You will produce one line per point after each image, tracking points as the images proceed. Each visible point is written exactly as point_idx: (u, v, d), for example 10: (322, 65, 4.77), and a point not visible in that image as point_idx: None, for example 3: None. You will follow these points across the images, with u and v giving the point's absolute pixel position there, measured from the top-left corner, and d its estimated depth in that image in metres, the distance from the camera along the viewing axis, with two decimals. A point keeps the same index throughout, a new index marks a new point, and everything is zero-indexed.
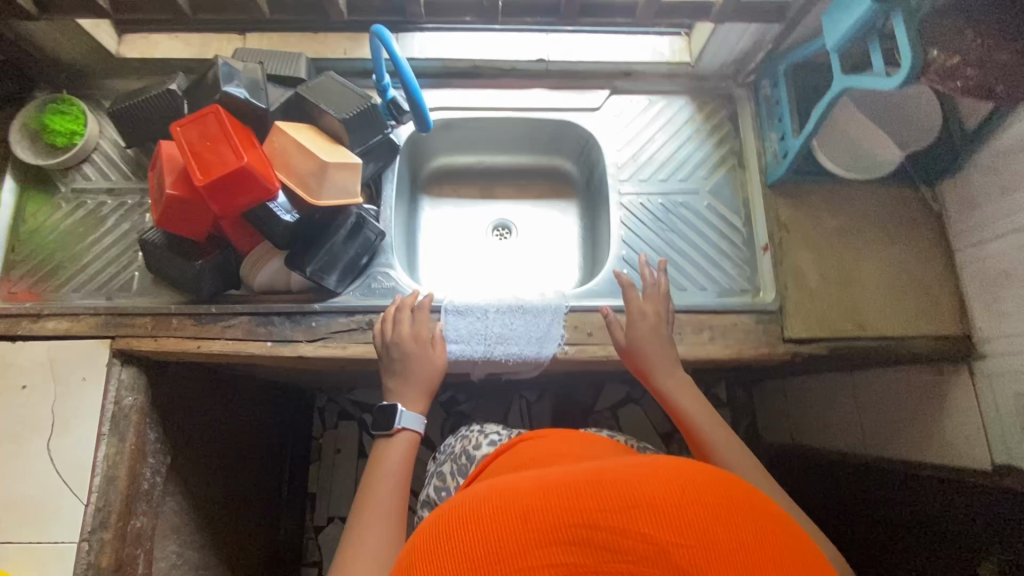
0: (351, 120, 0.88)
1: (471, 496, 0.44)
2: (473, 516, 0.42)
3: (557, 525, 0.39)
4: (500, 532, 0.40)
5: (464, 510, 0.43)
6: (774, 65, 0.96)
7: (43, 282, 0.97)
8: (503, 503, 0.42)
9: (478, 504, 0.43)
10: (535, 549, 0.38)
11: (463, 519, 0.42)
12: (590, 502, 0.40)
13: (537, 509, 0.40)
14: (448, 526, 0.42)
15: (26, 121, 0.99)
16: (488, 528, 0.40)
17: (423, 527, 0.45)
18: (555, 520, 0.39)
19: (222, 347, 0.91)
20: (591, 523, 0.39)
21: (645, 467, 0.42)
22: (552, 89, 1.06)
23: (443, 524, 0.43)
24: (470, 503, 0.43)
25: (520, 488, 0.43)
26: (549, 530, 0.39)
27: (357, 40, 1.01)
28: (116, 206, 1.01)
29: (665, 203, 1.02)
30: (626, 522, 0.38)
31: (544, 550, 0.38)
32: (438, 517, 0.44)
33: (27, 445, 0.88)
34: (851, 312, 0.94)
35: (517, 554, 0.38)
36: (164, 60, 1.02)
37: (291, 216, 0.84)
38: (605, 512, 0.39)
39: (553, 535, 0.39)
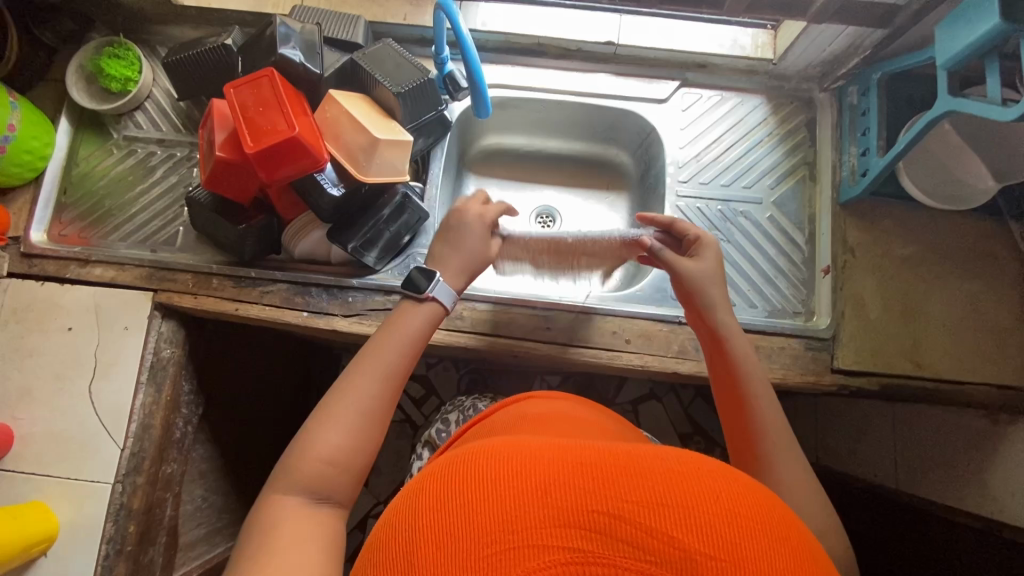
0: (406, 94, 0.85)
1: (488, 455, 0.40)
2: (483, 479, 0.37)
3: (577, 507, 0.34)
4: (516, 500, 0.35)
5: (479, 470, 0.38)
6: (867, 73, 0.88)
7: (91, 227, 0.98)
8: (521, 469, 0.37)
9: (495, 466, 0.38)
10: (550, 528, 0.34)
11: (476, 480, 0.38)
12: (618, 489, 0.35)
13: (558, 486, 0.36)
14: (459, 482, 0.38)
15: (84, 63, 0.99)
16: (503, 493, 0.36)
17: (430, 476, 0.42)
18: (576, 501, 0.35)
19: (259, 312, 0.91)
20: (617, 512, 0.34)
21: (680, 464, 0.38)
22: (617, 76, 0.99)
23: (454, 479, 0.39)
24: (486, 463, 0.39)
25: (543, 455, 0.39)
26: (568, 511, 0.34)
27: (418, 6, 0.96)
28: (166, 158, 1.01)
29: (724, 209, 0.96)
30: (655, 520, 0.34)
31: (561, 532, 0.34)
32: (447, 470, 0.41)
33: (71, 385, 0.91)
34: (909, 349, 0.88)
35: (530, 527, 0.34)
36: (222, 11, 0.99)
37: (338, 191, 0.82)
38: (633, 503, 0.34)
39: (572, 518, 0.34)
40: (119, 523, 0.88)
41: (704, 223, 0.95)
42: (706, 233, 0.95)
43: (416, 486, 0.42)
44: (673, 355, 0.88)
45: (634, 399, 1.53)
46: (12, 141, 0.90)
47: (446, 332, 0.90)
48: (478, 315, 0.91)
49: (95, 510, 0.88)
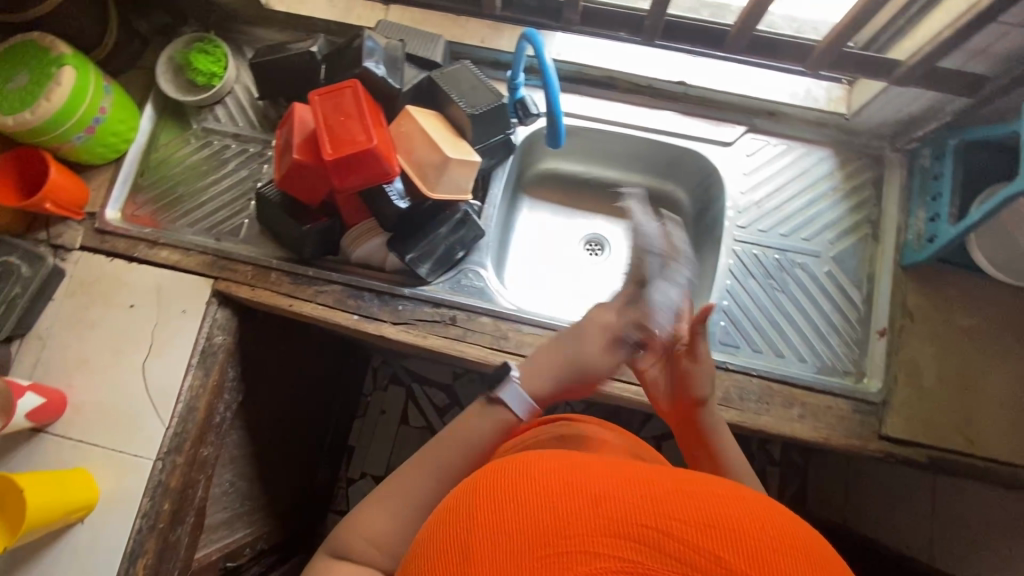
0: (480, 116, 0.87)
1: (537, 462, 0.42)
2: (536, 483, 0.40)
3: (627, 520, 0.37)
4: (566, 505, 0.38)
5: (530, 474, 0.41)
6: (945, 137, 0.86)
7: (161, 210, 1.03)
8: (571, 479, 0.40)
9: (547, 471, 0.41)
10: (599, 537, 0.36)
11: (526, 483, 0.40)
12: (665, 507, 0.37)
13: (609, 498, 0.38)
14: (510, 482, 0.41)
15: (174, 55, 1.05)
16: (553, 497, 0.38)
17: (479, 476, 0.44)
18: (626, 514, 0.37)
19: (311, 310, 0.93)
20: (666, 529, 0.36)
21: (725, 491, 0.40)
22: (685, 115, 1.00)
23: (504, 479, 0.42)
24: (537, 469, 0.41)
25: (593, 470, 0.41)
26: (619, 523, 0.37)
27: (497, 30, 0.99)
28: (239, 152, 1.05)
29: (781, 259, 0.95)
30: (703, 540, 0.35)
31: (611, 542, 0.36)
32: (496, 470, 0.43)
33: (125, 360, 0.95)
34: (961, 424, 0.85)
35: (581, 534, 0.36)
36: (308, 18, 1.04)
37: (404, 204, 0.85)
38: (682, 522, 0.36)
39: (621, 530, 0.36)
40: (155, 499, 0.91)
41: (759, 270, 0.94)
42: (760, 280, 0.94)
43: (465, 485, 0.45)
44: (717, 402, 0.87)
45: (659, 435, 1.51)
46: (101, 122, 0.95)
47: (490, 351, 0.91)
48: (523, 338, 0.91)
49: (135, 483, 0.91)
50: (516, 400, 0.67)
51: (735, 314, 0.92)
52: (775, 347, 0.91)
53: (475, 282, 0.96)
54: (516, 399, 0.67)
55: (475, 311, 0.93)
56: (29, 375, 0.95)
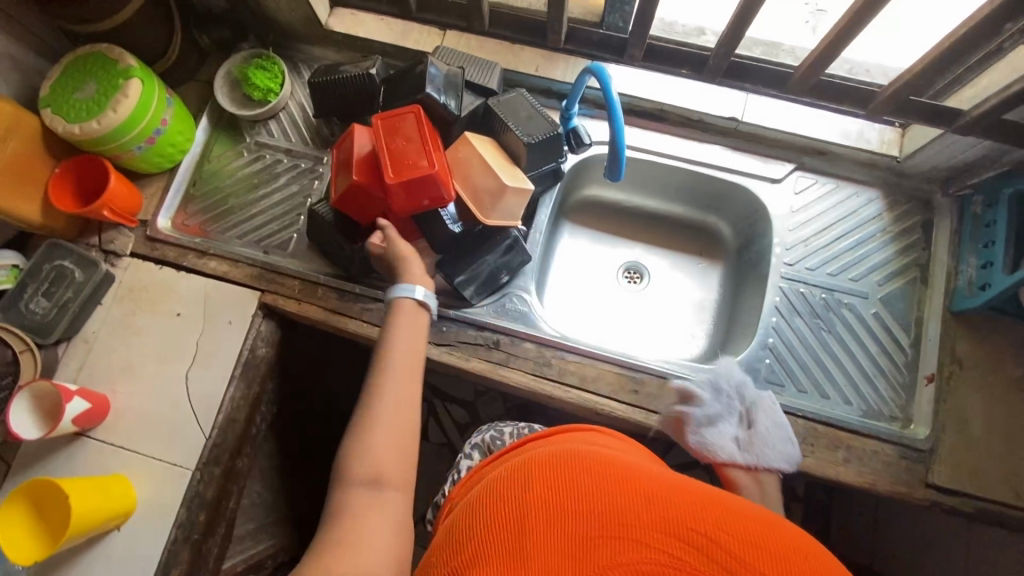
0: (535, 145, 0.88)
1: (598, 464, 0.49)
2: (596, 480, 0.46)
3: (677, 523, 0.42)
4: (625, 504, 0.43)
5: (594, 475, 0.47)
6: (1000, 186, 0.86)
7: (211, 221, 1.04)
8: (627, 482, 0.46)
9: (609, 475, 0.47)
10: (651, 532, 0.41)
11: (589, 478, 0.46)
12: (714, 523, 0.42)
13: (661, 503, 0.44)
14: (574, 475, 0.47)
15: (232, 69, 1.07)
16: (614, 495, 0.44)
17: (543, 461, 0.50)
18: (675, 518, 0.42)
19: (356, 327, 0.94)
20: (711, 536, 0.41)
21: (764, 518, 0.45)
22: (734, 150, 1.00)
23: (567, 469, 0.48)
24: (596, 470, 0.48)
25: (650, 482, 0.47)
26: (668, 524, 0.42)
27: (552, 59, 1.00)
28: (290, 167, 1.07)
29: (828, 298, 0.94)
30: (743, 550, 0.40)
31: (661, 538, 0.41)
32: (560, 462, 0.49)
33: (170, 368, 0.96)
34: (1010, 476, 0.84)
35: (635, 524, 0.42)
36: (366, 39, 1.05)
37: (457, 227, 0.87)
38: (726, 535, 0.41)
39: (671, 529, 0.42)
40: (192, 510, 0.91)
41: (805, 309, 0.94)
42: (806, 319, 0.94)
43: (529, 467, 0.51)
44: None
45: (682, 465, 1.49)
46: (161, 133, 0.97)
47: (533, 378, 0.91)
48: (566, 366, 0.91)
49: (173, 493, 0.91)
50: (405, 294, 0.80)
51: (780, 352, 0.92)
52: (820, 387, 0.90)
53: (519, 307, 0.96)
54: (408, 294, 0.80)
55: (519, 336, 0.93)
56: (74, 378, 0.96)
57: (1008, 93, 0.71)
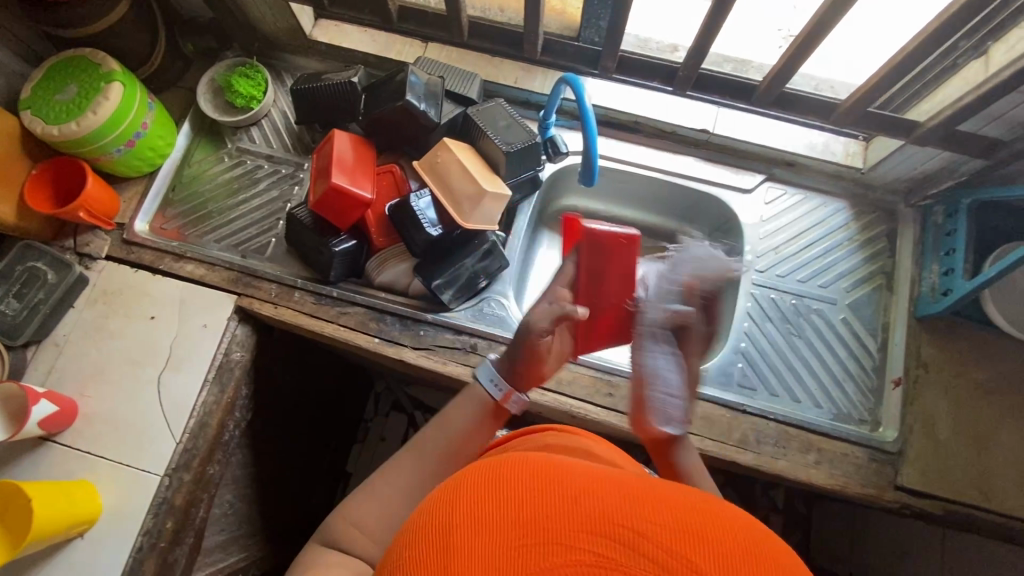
0: (514, 153, 0.90)
1: (520, 456, 0.41)
2: (516, 477, 0.38)
3: (605, 518, 0.35)
4: (545, 500, 0.36)
5: (508, 468, 0.39)
6: (958, 197, 0.90)
7: (190, 225, 1.04)
8: (551, 474, 0.38)
9: (526, 465, 0.39)
10: (577, 533, 0.35)
11: (509, 476, 0.39)
12: (646, 511, 0.36)
13: (589, 495, 0.37)
14: (487, 474, 0.39)
15: (215, 77, 1.09)
16: (532, 489, 0.37)
17: (466, 464, 0.42)
18: (604, 512, 0.35)
19: (333, 331, 0.94)
20: (644, 530, 0.34)
21: (705, 502, 0.38)
22: (706, 161, 1.04)
23: (487, 470, 0.40)
24: (518, 464, 0.40)
25: (573, 470, 0.39)
26: (597, 520, 0.35)
27: (529, 72, 1.03)
28: (271, 173, 1.08)
29: (798, 304, 0.97)
30: (680, 544, 0.34)
31: (587, 537, 0.34)
32: (482, 462, 0.42)
33: (141, 372, 0.94)
34: (977, 478, 0.86)
35: (557, 528, 0.35)
36: (349, 50, 1.08)
37: (435, 231, 0.87)
38: (658, 525, 0.35)
39: (599, 526, 0.35)
40: (159, 517, 0.89)
41: (776, 315, 0.97)
42: (778, 324, 0.96)
43: (451, 471, 0.43)
44: (734, 444, 0.87)
45: None
46: (142, 137, 0.98)
47: None
48: None
49: (139, 499, 0.89)
50: (487, 376, 0.73)
51: (752, 357, 0.94)
52: (791, 391, 0.92)
53: (496, 312, 0.97)
54: (487, 377, 0.73)
55: (496, 340, 0.94)
56: (42, 382, 0.94)
57: (959, 106, 0.75)
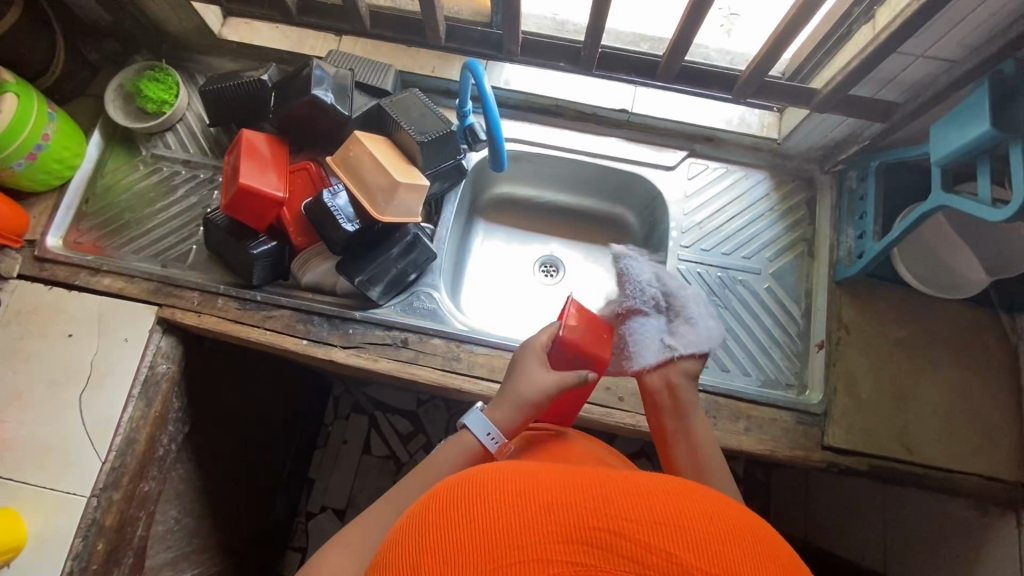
0: (428, 142, 0.89)
1: (494, 473, 0.41)
2: (491, 497, 0.39)
3: (580, 524, 0.36)
4: (521, 515, 0.37)
5: (483, 488, 0.40)
6: (867, 160, 0.92)
7: (107, 237, 1.01)
8: (525, 488, 0.39)
9: (501, 481, 0.40)
10: (552, 543, 0.35)
11: (485, 496, 0.39)
12: (616, 508, 0.37)
13: (565, 503, 0.37)
14: (462, 499, 0.39)
15: (124, 82, 1.04)
16: (508, 506, 0.38)
17: (440, 489, 0.42)
18: (578, 518, 0.36)
19: (259, 336, 0.92)
20: (617, 530, 0.36)
21: (675, 488, 0.39)
22: (630, 141, 1.05)
23: (464, 493, 0.40)
24: (492, 482, 0.40)
25: (544, 477, 0.40)
26: (571, 528, 0.36)
27: (447, 61, 1.02)
28: (189, 178, 1.05)
29: (723, 276, 0.99)
30: (653, 537, 0.35)
31: (565, 547, 0.35)
32: (457, 484, 0.42)
33: (62, 392, 0.91)
34: (900, 433, 0.88)
35: (534, 542, 0.35)
36: (262, 48, 1.06)
37: (352, 227, 0.86)
38: (629, 521, 0.36)
39: (576, 533, 0.36)
40: (89, 539, 0.86)
41: (703, 288, 0.99)
42: (705, 297, 0.98)
43: (428, 498, 0.43)
44: None
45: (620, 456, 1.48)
46: (43, 149, 0.93)
47: (442, 373, 0.90)
48: (474, 358, 0.91)
49: (66, 523, 0.86)
50: (479, 425, 0.67)
51: None
52: (719, 361, 0.94)
53: (427, 304, 0.96)
54: (481, 428, 0.68)
55: (426, 333, 0.93)
56: None
57: (848, 71, 0.77)
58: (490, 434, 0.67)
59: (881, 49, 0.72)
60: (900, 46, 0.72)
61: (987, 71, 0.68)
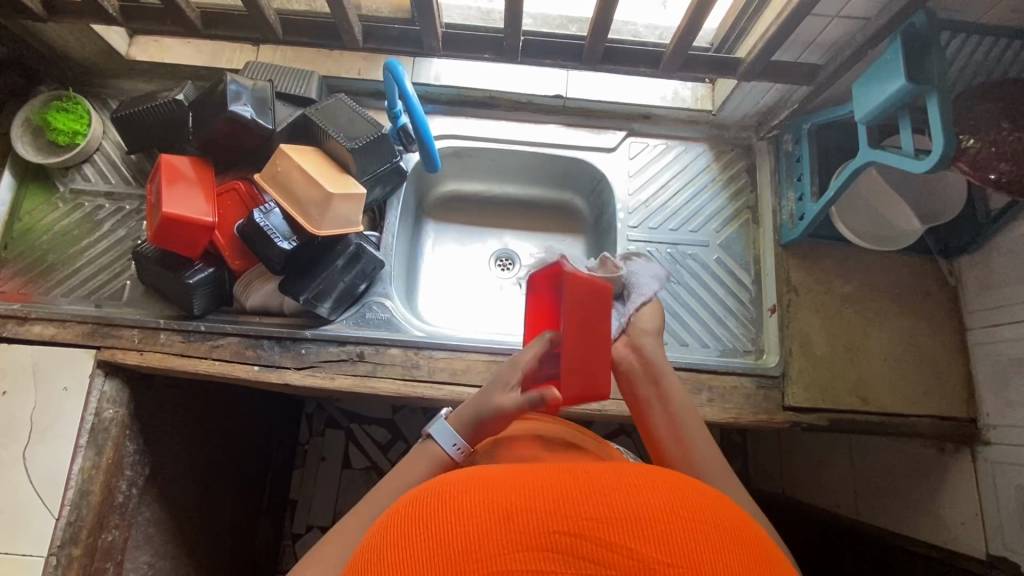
0: (359, 149, 0.86)
1: (452, 484, 0.38)
2: (450, 509, 0.35)
3: (542, 529, 0.33)
4: (478, 526, 0.34)
5: (439, 500, 0.37)
6: (799, 123, 0.93)
7: (32, 283, 0.95)
8: (484, 495, 0.36)
9: (459, 491, 0.37)
10: (511, 554, 0.32)
11: (440, 511, 0.36)
12: (577, 506, 0.34)
13: (525, 507, 0.34)
14: (420, 516, 0.36)
15: (29, 116, 0.97)
16: (465, 517, 0.35)
17: (399, 507, 0.39)
18: (539, 523, 0.33)
19: (207, 368, 0.88)
20: (578, 531, 0.33)
21: (634, 478, 0.37)
22: (567, 126, 1.04)
23: (421, 510, 0.37)
24: (451, 493, 0.37)
25: (504, 478, 0.37)
26: (531, 534, 0.33)
27: (372, 61, 0.99)
28: (114, 211, 1.00)
29: (673, 252, 1.00)
30: (616, 535, 0.33)
31: (526, 556, 0.32)
32: (415, 501, 0.38)
33: (3, 452, 0.86)
34: (856, 385, 0.91)
35: (492, 556, 0.32)
36: (174, 65, 1.00)
37: (289, 244, 0.82)
38: (590, 519, 0.33)
39: (536, 540, 0.33)
40: None
41: None
42: None
43: (387, 517, 0.40)
44: None
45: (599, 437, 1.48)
46: None
47: (403, 383, 0.88)
48: (435, 363, 0.90)
49: None
50: (445, 435, 0.64)
51: None
52: (678, 337, 0.95)
53: (380, 314, 0.94)
54: (447, 438, 0.64)
55: (383, 343, 0.90)
56: None
57: (767, 38, 0.77)
58: (454, 443, 0.64)
59: (797, 14, 0.72)
60: (814, 9, 0.73)
61: (899, 26, 0.70)
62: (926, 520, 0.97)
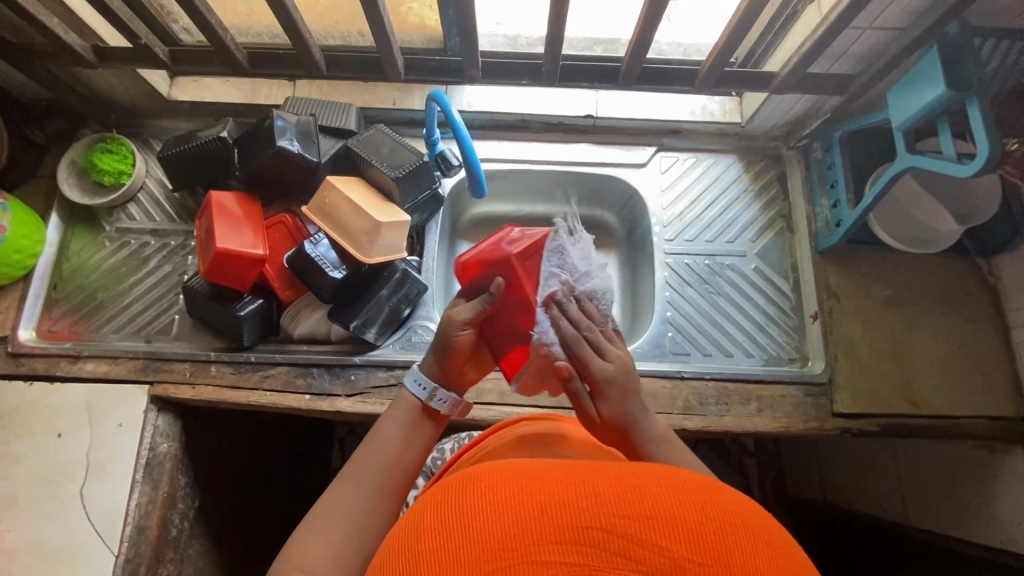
0: (403, 178, 0.88)
1: (476, 477, 0.34)
2: (478, 501, 0.32)
3: (576, 524, 0.30)
4: (509, 516, 0.30)
5: (466, 489, 0.33)
6: (830, 131, 0.94)
7: (82, 321, 0.97)
8: (514, 487, 0.32)
9: (483, 481, 0.33)
10: (546, 546, 0.29)
11: (467, 502, 0.32)
12: (610, 502, 0.31)
13: (557, 501, 0.31)
14: (446, 507, 0.33)
15: (75, 158, 1.00)
16: (491, 508, 0.31)
17: (423, 498, 0.36)
18: (572, 517, 0.30)
19: (259, 398, 0.89)
20: (614, 527, 0.29)
21: (673, 477, 0.33)
22: (599, 145, 1.06)
23: (446, 500, 0.33)
24: (476, 484, 0.33)
25: (534, 471, 0.34)
26: (565, 527, 0.29)
27: (406, 91, 1.02)
28: (159, 248, 1.02)
29: (711, 263, 1.01)
30: (652, 533, 0.29)
31: (559, 549, 0.29)
32: (440, 491, 0.35)
33: (60, 491, 0.86)
34: (905, 389, 0.91)
35: (524, 547, 0.29)
36: (214, 103, 1.03)
37: (339, 273, 0.84)
38: (622, 516, 0.30)
39: (569, 533, 0.29)
40: None
41: (693, 277, 1.00)
42: (696, 287, 1.00)
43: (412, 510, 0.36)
44: (680, 412, 0.89)
45: None
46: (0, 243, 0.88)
47: None
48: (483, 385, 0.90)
49: None
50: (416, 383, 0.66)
51: (678, 322, 0.97)
52: (721, 347, 0.96)
53: (425, 337, 0.95)
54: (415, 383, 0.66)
55: None
56: None
57: (801, 53, 0.79)
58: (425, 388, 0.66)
59: (832, 29, 0.73)
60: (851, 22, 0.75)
61: (935, 36, 0.71)
62: (982, 522, 0.96)
